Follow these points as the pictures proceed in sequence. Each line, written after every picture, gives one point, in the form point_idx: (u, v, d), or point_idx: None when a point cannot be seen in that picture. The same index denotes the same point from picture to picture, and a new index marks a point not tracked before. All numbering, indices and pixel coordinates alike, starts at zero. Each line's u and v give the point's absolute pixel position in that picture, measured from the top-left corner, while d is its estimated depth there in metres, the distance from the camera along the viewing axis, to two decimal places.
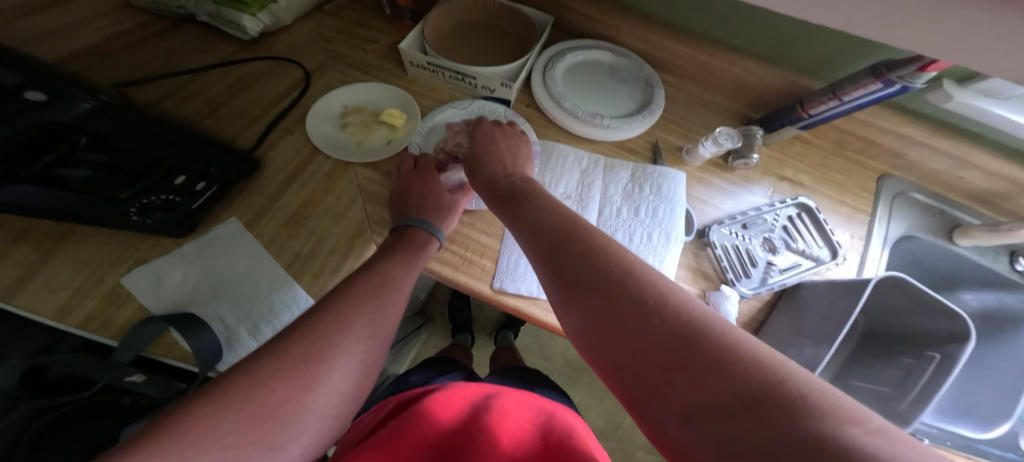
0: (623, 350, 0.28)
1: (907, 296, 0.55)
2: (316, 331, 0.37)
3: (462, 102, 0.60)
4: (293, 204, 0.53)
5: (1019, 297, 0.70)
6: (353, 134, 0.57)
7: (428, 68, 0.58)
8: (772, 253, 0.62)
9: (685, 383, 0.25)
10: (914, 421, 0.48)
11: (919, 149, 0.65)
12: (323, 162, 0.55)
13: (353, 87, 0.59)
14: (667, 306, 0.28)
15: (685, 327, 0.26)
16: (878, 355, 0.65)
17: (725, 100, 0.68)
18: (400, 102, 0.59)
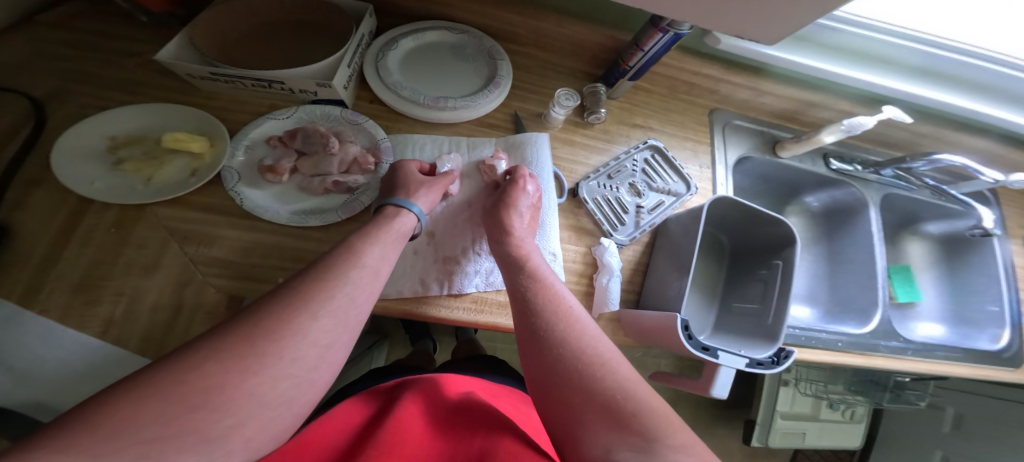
0: (549, 366, 0.38)
1: (740, 211, 0.61)
2: (277, 316, 0.33)
3: (284, 112, 0.55)
4: (79, 266, 0.44)
5: (842, 192, 0.88)
6: (135, 170, 0.48)
7: (218, 79, 0.51)
8: (639, 197, 0.65)
9: (584, 394, 0.35)
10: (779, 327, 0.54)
11: (728, 84, 0.76)
12: (104, 210, 0.46)
13: (127, 115, 0.51)
14: (589, 343, 0.38)
15: (594, 360, 0.37)
16: (742, 272, 0.71)
17: (567, 60, 0.69)
18: (194, 121, 0.52)
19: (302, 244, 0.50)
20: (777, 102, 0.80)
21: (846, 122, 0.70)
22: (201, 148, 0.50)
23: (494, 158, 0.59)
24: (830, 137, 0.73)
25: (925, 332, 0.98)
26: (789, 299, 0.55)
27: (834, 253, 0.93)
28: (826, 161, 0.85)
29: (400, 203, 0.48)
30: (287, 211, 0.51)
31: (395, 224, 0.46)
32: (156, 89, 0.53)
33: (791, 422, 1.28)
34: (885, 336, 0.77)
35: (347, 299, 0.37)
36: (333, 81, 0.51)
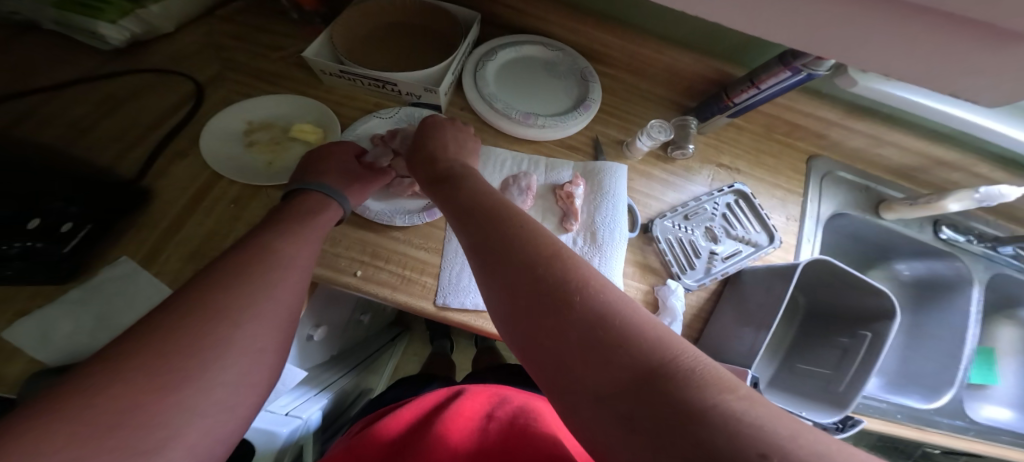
0: (543, 338, 0.28)
1: (837, 277, 0.57)
2: (208, 308, 0.32)
3: (388, 111, 0.57)
4: (196, 236, 0.49)
5: (945, 265, 0.80)
6: (260, 153, 0.53)
7: (343, 76, 0.53)
8: (715, 242, 0.63)
9: (590, 364, 0.25)
10: (855, 399, 0.50)
11: (837, 130, 0.70)
12: (230, 186, 0.51)
13: (259, 100, 0.55)
14: (585, 291, 0.29)
15: (597, 315, 0.27)
16: (817, 335, 0.67)
17: (664, 88, 0.66)
18: (316, 114, 0.56)
19: (381, 240, 0.54)
20: (886, 155, 0.73)
21: (980, 191, 0.63)
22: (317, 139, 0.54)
23: (572, 183, 0.59)
24: (956, 204, 0.65)
25: (988, 414, 0.88)
26: (870, 372, 0.52)
27: (915, 327, 0.85)
28: (935, 228, 0.77)
29: (324, 190, 0.47)
30: (376, 208, 0.55)
31: (318, 215, 0.45)
32: (271, 76, 0.57)
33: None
34: (950, 414, 0.73)
35: (276, 297, 0.36)
36: (439, 89, 0.52)
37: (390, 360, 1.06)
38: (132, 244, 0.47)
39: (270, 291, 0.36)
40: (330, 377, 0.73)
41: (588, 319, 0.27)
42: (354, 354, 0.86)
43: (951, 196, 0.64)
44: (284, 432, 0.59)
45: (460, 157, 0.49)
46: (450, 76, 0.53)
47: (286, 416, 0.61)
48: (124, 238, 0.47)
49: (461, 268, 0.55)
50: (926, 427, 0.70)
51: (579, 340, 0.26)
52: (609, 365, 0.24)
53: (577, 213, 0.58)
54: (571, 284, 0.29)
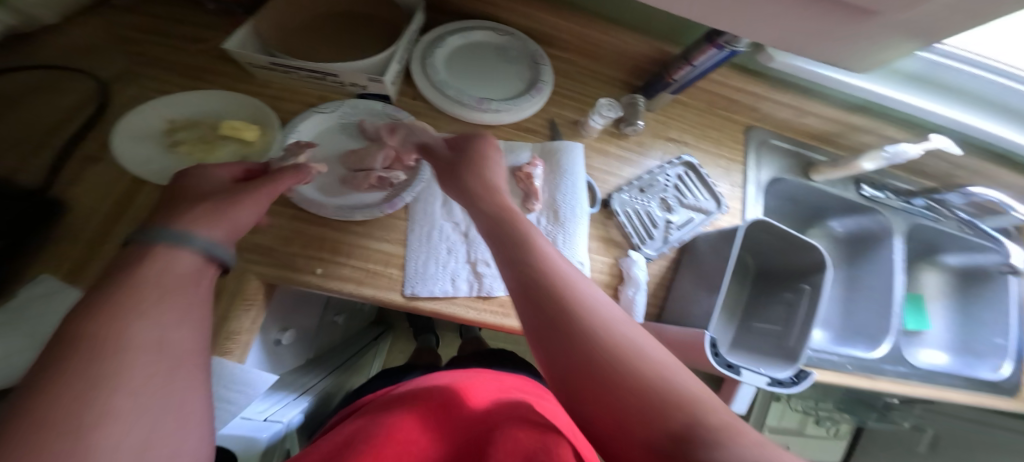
0: (585, 370, 0.29)
1: (773, 235, 0.61)
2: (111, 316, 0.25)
3: (329, 106, 0.55)
4: (126, 245, 0.45)
5: (869, 220, 0.88)
6: (188, 153, 0.49)
7: (277, 69, 0.51)
8: (670, 212, 0.66)
9: (632, 410, 0.27)
10: (801, 351, 0.55)
11: (767, 103, 0.76)
12: (156, 191, 0.47)
13: (184, 97, 0.51)
14: (625, 340, 0.31)
15: (640, 362, 0.29)
16: (766, 291, 0.72)
17: (611, 69, 0.68)
18: (250, 110, 0.52)
19: (339, 235, 0.52)
20: (811, 125, 0.80)
21: (890, 150, 0.71)
22: (253, 136, 0.50)
23: (530, 165, 0.60)
24: (871, 163, 0.73)
25: (926, 357, 0.99)
26: (812, 326, 0.56)
27: (852, 279, 0.94)
28: (857, 186, 0.85)
29: (172, 234, 0.31)
30: (334, 205, 0.52)
31: (146, 267, 0.29)
32: (203, 73, 0.53)
33: (778, 436, 1.31)
34: (892, 360, 0.80)
35: (193, 295, 0.29)
36: (384, 78, 0.50)
37: (376, 358, 1.02)
38: (49, 262, 0.42)
39: (189, 288, 0.29)
40: (306, 381, 0.69)
41: (620, 376, 0.28)
42: (331, 358, 0.80)
43: (863, 158, 0.72)
44: (262, 437, 0.56)
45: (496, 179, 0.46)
46: (396, 65, 0.52)
47: (264, 421, 0.58)
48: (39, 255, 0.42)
49: (426, 256, 0.54)
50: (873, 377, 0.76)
51: (623, 383, 0.28)
52: (647, 427, 0.26)
53: (537, 192, 0.58)
54: (596, 339, 0.31)
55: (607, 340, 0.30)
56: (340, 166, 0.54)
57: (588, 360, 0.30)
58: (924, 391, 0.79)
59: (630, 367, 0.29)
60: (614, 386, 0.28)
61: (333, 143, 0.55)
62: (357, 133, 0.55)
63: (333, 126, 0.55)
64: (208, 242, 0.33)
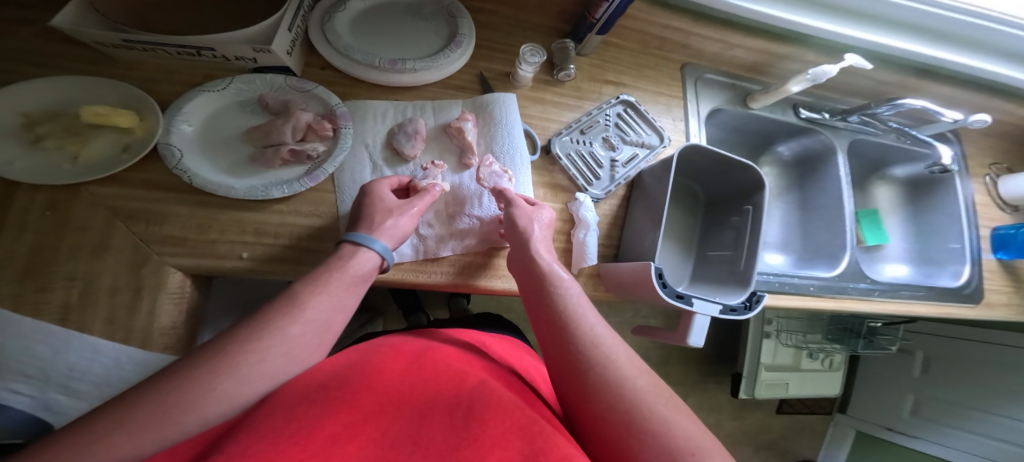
0: (568, 368, 0.39)
1: (710, 158, 0.61)
2: (236, 342, 0.33)
3: (217, 83, 0.51)
4: (18, 253, 0.41)
5: (811, 139, 0.90)
6: (58, 148, 0.45)
7: (135, 47, 0.47)
8: (614, 151, 0.65)
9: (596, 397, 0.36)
10: (753, 273, 0.55)
11: (696, 39, 0.75)
12: (36, 194, 0.43)
13: (40, 86, 0.46)
14: (605, 346, 0.39)
15: (611, 364, 0.37)
16: (716, 217, 0.71)
17: (534, 17, 0.67)
18: (120, 95, 0.48)
19: (262, 215, 0.49)
20: (743, 57, 0.80)
21: (811, 72, 0.71)
22: (130, 122, 0.47)
23: (460, 119, 0.58)
24: (796, 87, 0.74)
25: (891, 272, 1.02)
26: (761, 246, 0.56)
27: (806, 201, 0.95)
28: (795, 110, 0.86)
29: (364, 239, 0.44)
30: (245, 186, 0.48)
31: (351, 265, 0.42)
32: (87, 66, 0.50)
33: (776, 373, 1.30)
34: (853, 279, 0.81)
35: (302, 331, 0.36)
36: (272, 47, 0.48)
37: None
38: None
39: (302, 321, 0.36)
40: None
41: (608, 394, 0.35)
42: None
43: (793, 81, 0.72)
44: None
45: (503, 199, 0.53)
46: (288, 32, 0.50)
47: None
48: None
49: None
50: (838, 295, 0.78)
51: (592, 377, 0.37)
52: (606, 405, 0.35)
53: (472, 146, 0.57)
54: (593, 361, 0.38)
55: (601, 364, 0.38)
56: (246, 144, 0.51)
57: (586, 379, 0.37)
58: (892, 307, 0.81)
59: (619, 385, 0.36)
60: (603, 400, 0.35)
61: (232, 121, 0.51)
62: (259, 109, 0.52)
63: (228, 104, 0.52)
64: (383, 246, 0.45)
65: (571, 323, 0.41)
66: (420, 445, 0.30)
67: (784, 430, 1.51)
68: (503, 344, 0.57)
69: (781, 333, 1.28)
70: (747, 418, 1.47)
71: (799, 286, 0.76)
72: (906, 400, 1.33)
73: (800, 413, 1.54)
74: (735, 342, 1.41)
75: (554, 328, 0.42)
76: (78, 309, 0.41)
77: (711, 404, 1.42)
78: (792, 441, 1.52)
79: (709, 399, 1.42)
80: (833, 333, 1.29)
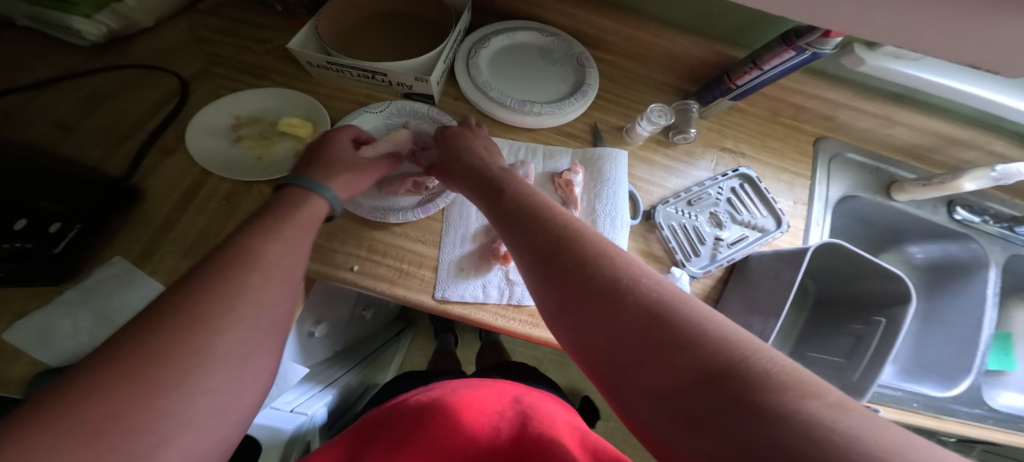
0: (602, 343, 0.29)
1: (842, 258, 0.55)
2: (187, 312, 0.30)
3: (377, 105, 0.56)
4: (187, 234, 0.48)
5: (960, 246, 0.77)
6: (248, 148, 0.52)
7: (331, 68, 0.52)
8: (720, 228, 0.61)
9: (656, 363, 0.26)
10: (870, 388, 0.48)
11: (846, 111, 0.67)
12: (219, 183, 0.50)
13: (250, 94, 0.54)
14: (641, 287, 0.29)
15: (656, 308, 0.28)
16: (833, 321, 0.64)
17: (659, 73, 0.64)
18: (305, 108, 0.54)
19: (378, 234, 0.53)
20: (901, 136, 0.70)
21: (997, 169, 0.61)
22: (307, 133, 0.53)
23: (571, 171, 0.58)
24: (972, 183, 0.63)
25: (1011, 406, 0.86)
26: (887, 360, 0.48)
27: (932, 311, 0.82)
28: (948, 208, 0.75)
29: (315, 186, 0.44)
30: (369, 205, 0.54)
31: (301, 211, 0.42)
32: (275, 77, 0.56)
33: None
34: (968, 402, 0.70)
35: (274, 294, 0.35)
36: (431, 78, 0.50)
37: (396, 354, 1.06)
38: (122, 244, 0.46)
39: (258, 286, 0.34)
40: (332, 373, 0.73)
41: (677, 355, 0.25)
42: (358, 352, 0.85)
43: (966, 177, 0.62)
44: (289, 426, 0.59)
45: (494, 160, 0.49)
46: (442, 65, 0.52)
47: (292, 412, 0.61)
48: (116, 237, 0.47)
49: (459, 257, 0.54)
50: (943, 416, 0.68)
51: (636, 332, 0.27)
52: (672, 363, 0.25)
53: (576, 201, 0.56)
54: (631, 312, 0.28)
55: (641, 300, 0.28)
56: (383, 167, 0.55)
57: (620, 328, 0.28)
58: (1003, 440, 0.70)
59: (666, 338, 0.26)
60: (648, 360, 0.26)
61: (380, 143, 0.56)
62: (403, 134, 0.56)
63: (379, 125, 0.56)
64: (335, 196, 0.46)
65: (603, 261, 0.32)
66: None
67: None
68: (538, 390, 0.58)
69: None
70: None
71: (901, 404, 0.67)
72: None
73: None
74: None
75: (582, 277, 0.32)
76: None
77: None
78: None
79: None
80: None
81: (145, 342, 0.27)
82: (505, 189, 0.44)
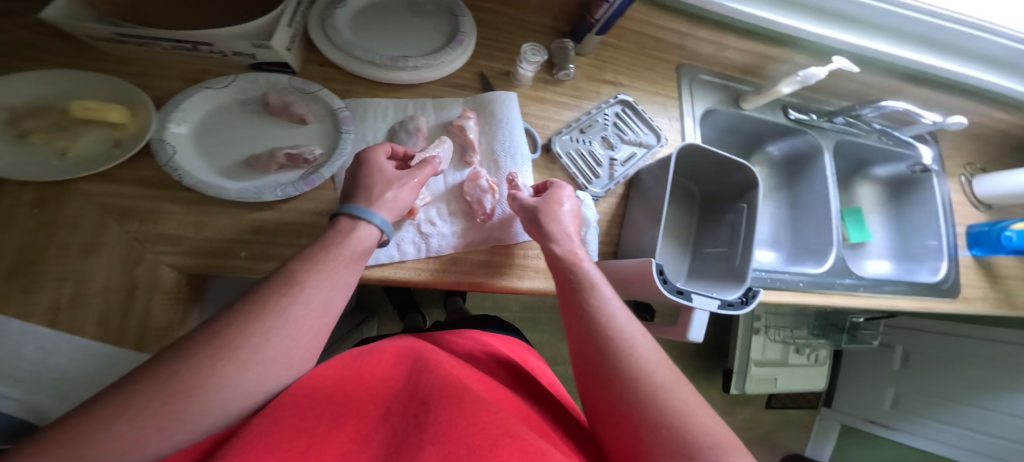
0: (594, 382, 0.40)
1: (709, 159, 0.64)
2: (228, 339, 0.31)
3: (220, 80, 0.51)
4: (7, 252, 0.39)
5: (799, 139, 0.93)
6: (44, 143, 0.44)
7: (126, 42, 0.44)
8: (613, 150, 0.66)
9: (622, 407, 0.37)
10: (749, 270, 0.57)
11: (688, 41, 0.76)
12: (27, 191, 0.42)
13: (25, 80, 0.45)
14: (631, 351, 0.40)
15: (635, 370, 0.38)
16: (712, 218, 0.73)
17: (535, 16, 0.67)
18: (109, 89, 0.47)
19: (262, 214, 0.49)
20: (734, 59, 0.81)
21: (801, 73, 0.73)
22: (122, 116, 0.47)
23: (462, 117, 0.58)
24: (787, 88, 0.75)
25: (873, 269, 1.06)
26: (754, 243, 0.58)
27: (795, 198, 0.98)
28: (784, 111, 0.89)
29: (360, 213, 0.43)
30: (237, 188, 0.48)
31: (350, 240, 0.41)
32: (69, 56, 0.48)
33: (765, 369, 1.30)
34: (840, 275, 0.85)
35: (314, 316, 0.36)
36: (273, 43, 0.45)
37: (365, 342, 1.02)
38: None
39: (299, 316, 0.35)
40: None
41: (641, 403, 0.36)
42: None
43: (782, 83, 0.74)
44: None
45: (547, 206, 0.51)
46: (288, 26, 0.47)
47: None
48: None
49: None
50: (825, 290, 0.81)
51: (619, 381, 0.38)
52: (636, 407, 0.36)
53: (473, 144, 0.58)
54: (623, 364, 0.39)
55: (629, 364, 0.39)
56: (245, 146, 0.51)
57: (611, 382, 0.38)
58: (874, 302, 0.85)
59: (643, 391, 0.37)
60: (627, 400, 0.37)
61: (230, 120, 0.51)
62: (263, 108, 0.52)
63: (229, 101, 0.51)
64: (382, 220, 0.44)
65: (604, 330, 0.41)
66: (430, 430, 0.33)
67: (775, 425, 1.53)
68: (505, 346, 0.62)
69: (769, 329, 1.29)
70: (739, 413, 1.48)
71: (793, 284, 0.79)
72: (888, 395, 1.36)
73: (790, 408, 1.56)
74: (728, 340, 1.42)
75: (589, 334, 0.42)
76: (70, 311, 0.40)
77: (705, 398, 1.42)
78: (783, 435, 1.53)
79: (704, 395, 1.42)
80: (818, 329, 1.29)
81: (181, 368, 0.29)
82: (546, 229, 0.50)
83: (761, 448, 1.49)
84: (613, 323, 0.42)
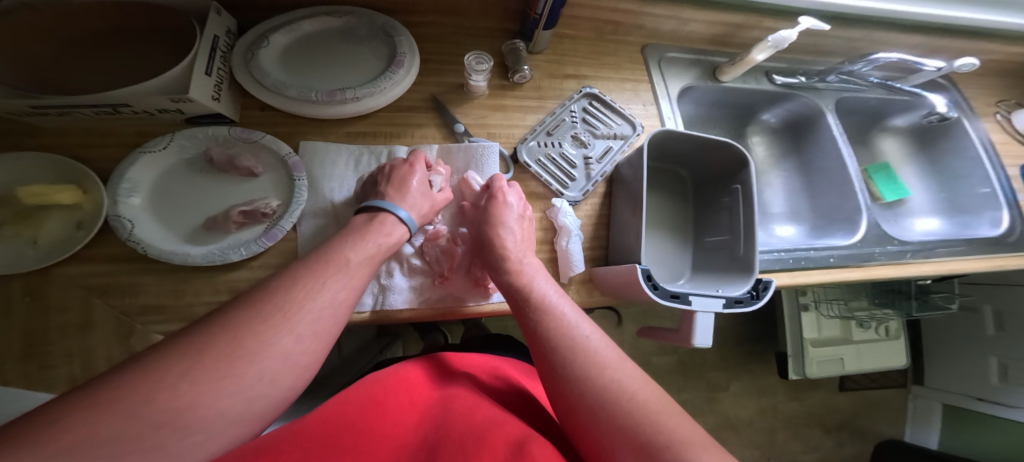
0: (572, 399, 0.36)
1: (692, 142, 0.58)
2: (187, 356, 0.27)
3: (156, 143, 0.49)
4: (8, 342, 0.41)
5: (796, 103, 0.84)
6: (15, 235, 0.43)
7: (48, 113, 0.44)
8: (586, 148, 0.61)
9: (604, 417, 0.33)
10: (755, 257, 0.51)
11: (650, 18, 0.69)
12: (7, 283, 0.42)
13: None
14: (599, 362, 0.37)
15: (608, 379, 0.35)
16: (709, 200, 0.66)
17: (482, 20, 0.64)
18: (62, 169, 0.46)
19: (233, 274, 0.47)
20: (702, 31, 0.74)
21: (771, 38, 0.65)
22: (76, 196, 0.45)
23: (432, 171, 0.54)
24: (759, 56, 0.68)
25: (921, 228, 0.94)
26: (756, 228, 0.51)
27: (806, 165, 0.88)
28: (769, 77, 0.81)
29: (390, 207, 0.45)
30: (201, 252, 0.46)
31: (378, 228, 0.43)
32: (16, 140, 0.48)
33: (824, 349, 1.15)
34: (878, 243, 0.74)
35: (343, 297, 0.35)
36: (190, 95, 0.44)
37: None
38: None
39: (326, 296, 0.34)
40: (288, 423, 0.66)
41: (623, 408, 0.33)
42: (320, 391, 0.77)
43: (754, 49, 0.67)
44: None
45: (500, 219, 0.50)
46: (199, 72, 0.46)
47: None
48: None
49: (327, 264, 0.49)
50: (867, 265, 0.71)
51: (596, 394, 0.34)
52: (616, 417, 0.33)
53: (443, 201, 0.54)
54: (596, 376, 0.36)
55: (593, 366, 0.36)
56: (201, 207, 0.49)
57: (581, 387, 0.36)
58: (930, 269, 0.73)
59: (615, 407, 0.33)
60: (595, 421, 0.34)
61: (182, 182, 0.49)
62: (209, 165, 0.50)
63: (174, 162, 0.49)
64: (408, 217, 0.46)
65: (559, 349, 0.38)
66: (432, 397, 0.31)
67: (850, 407, 1.34)
68: (515, 368, 0.55)
69: (821, 304, 1.15)
70: (805, 398, 1.32)
71: (827, 257, 0.70)
72: (992, 366, 1.17)
73: (868, 389, 1.37)
74: (773, 324, 1.29)
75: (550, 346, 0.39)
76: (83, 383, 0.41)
77: (758, 387, 1.29)
78: (866, 421, 1.34)
79: (758, 382, 1.30)
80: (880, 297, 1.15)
81: (194, 355, 0.27)
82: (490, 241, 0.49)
83: (838, 434, 1.32)
84: (574, 333, 0.39)
